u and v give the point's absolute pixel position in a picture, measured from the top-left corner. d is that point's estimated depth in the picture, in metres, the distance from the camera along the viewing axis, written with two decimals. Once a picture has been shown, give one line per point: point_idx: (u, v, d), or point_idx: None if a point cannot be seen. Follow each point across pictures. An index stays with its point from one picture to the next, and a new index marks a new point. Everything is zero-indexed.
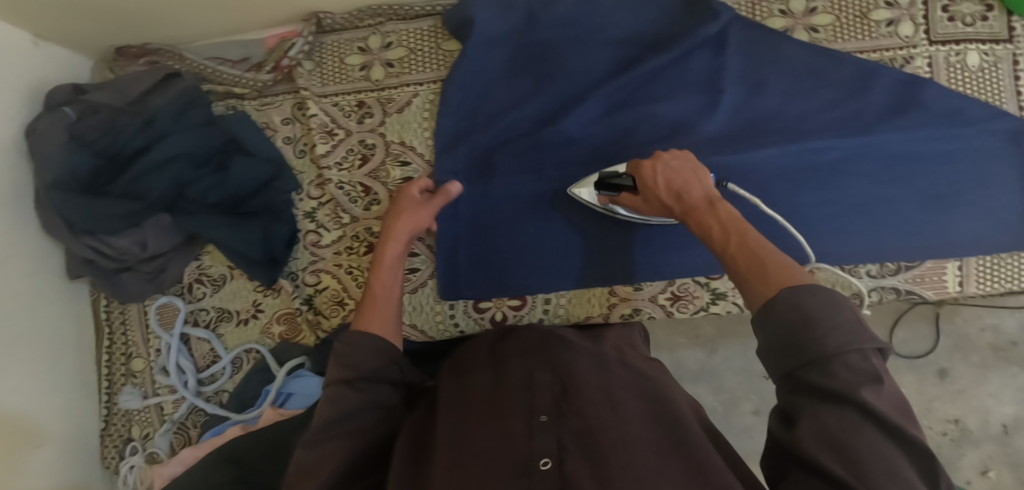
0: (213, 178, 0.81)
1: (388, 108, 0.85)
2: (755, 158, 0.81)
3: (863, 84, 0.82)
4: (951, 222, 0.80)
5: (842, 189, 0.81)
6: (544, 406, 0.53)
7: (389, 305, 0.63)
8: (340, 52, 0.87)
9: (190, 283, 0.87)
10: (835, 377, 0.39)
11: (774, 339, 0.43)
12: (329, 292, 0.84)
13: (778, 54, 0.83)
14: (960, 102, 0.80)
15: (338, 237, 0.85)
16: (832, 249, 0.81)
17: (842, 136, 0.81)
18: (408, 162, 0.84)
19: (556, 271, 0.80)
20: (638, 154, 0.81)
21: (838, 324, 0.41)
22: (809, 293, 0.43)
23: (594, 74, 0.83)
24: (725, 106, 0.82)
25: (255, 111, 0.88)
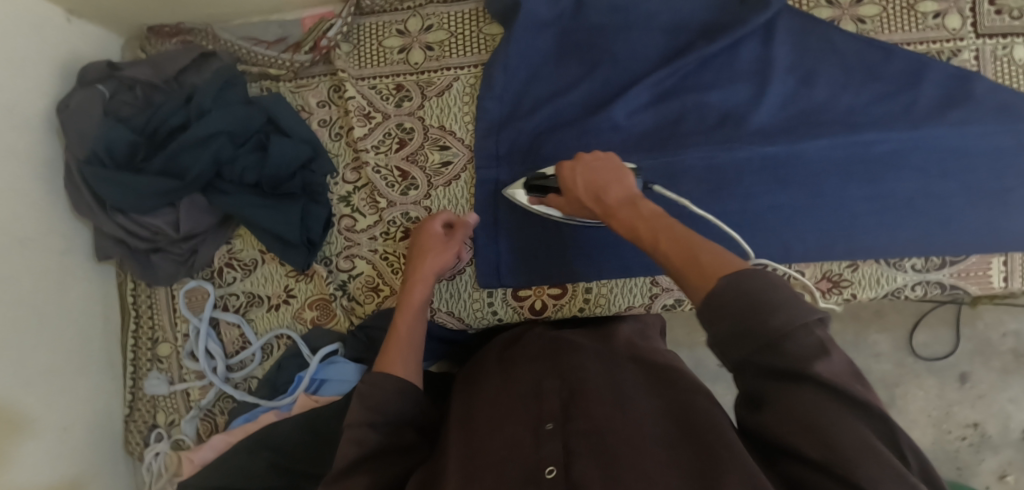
0: (252, 157, 0.79)
1: (428, 92, 0.84)
2: (805, 149, 0.80)
3: (914, 77, 0.81)
4: (999, 218, 0.79)
5: (890, 182, 0.80)
6: (550, 412, 0.53)
7: (411, 345, 0.62)
8: (379, 34, 0.85)
9: (220, 267, 0.85)
10: (786, 357, 0.38)
11: (723, 331, 0.40)
12: (364, 278, 0.82)
13: (825, 45, 0.82)
14: (1009, 95, 0.79)
15: (375, 222, 0.83)
16: (880, 243, 0.80)
17: (894, 129, 0.79)
18: (447, 147, 0.83)
19: (600, 260, 0.79)
20: (683, 145, 0.80)
21: (777, 299, 0.39)
22: (744, 280, 0.40)
23: (640, 62, 0.82)
24: (774, 97, 0.81)
25: (290, 92, 0.87)
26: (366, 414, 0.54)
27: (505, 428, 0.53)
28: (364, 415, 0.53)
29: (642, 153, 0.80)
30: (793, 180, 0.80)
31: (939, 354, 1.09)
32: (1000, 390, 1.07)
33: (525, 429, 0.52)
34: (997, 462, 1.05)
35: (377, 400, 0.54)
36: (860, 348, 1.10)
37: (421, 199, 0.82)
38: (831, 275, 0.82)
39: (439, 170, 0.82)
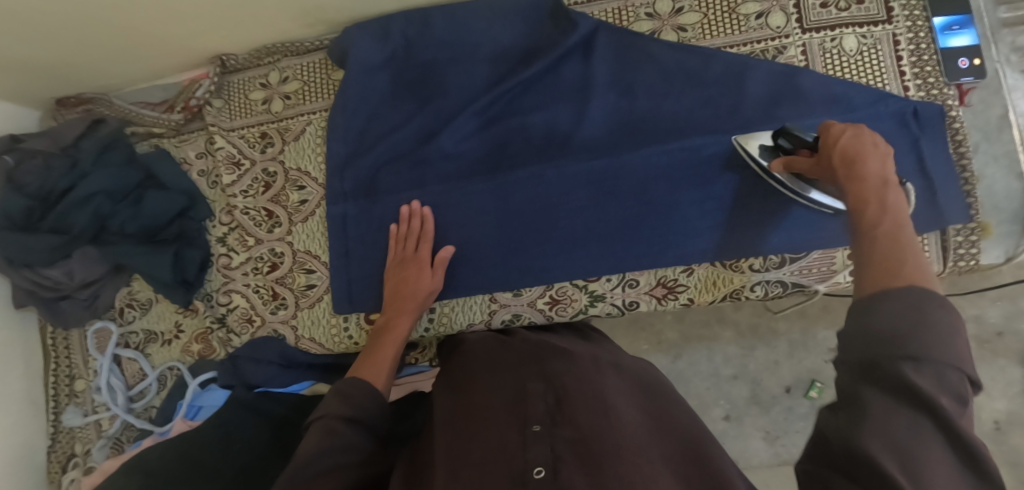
0: (129, 210, 0.89)
1: (286, 137, 0.92)
2: (631, 160, 0.82)
3: (739, 78, 0.82)
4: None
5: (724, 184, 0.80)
6: (538, 415, 0.59)
7: (381, 351, 0.74)
8: (244, 88, 0.94)
9: (121, 307, 0.95)
10: (921, 380, 0.39)
11: (874, 329, 0.43)
12: (240, 310, 0.90)
13: (649, 57, 0.84)
14: (840, 87, 0.80)
15: (246, 259, 0.91)
16: (716, 246, 0.80)
17: (724, 132, 0.81)
18: (304, 187, 0.90)
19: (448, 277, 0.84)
20: (512, 165, 0.84)
21: (939, 334, 0.41)
22: (917, 292, 0.44)
23: (473, 92, 0.87)
24: (596, 112, 0.84)
25: (174, 147, 0.97)
26: (340, 405, 0.64)
27: (492, 428, 0.59)
28: (337, 409, 0.63)
29: (479, 178, 0.84)
30: (621, 190, 0.82)
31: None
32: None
33: (513, 430, 0.58)
34: None
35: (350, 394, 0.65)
36: (808, 346, 1.18)
37: (285, 236, 0.90)
38: (665, 282, 0.81)
39: (298, 209, 0.90)
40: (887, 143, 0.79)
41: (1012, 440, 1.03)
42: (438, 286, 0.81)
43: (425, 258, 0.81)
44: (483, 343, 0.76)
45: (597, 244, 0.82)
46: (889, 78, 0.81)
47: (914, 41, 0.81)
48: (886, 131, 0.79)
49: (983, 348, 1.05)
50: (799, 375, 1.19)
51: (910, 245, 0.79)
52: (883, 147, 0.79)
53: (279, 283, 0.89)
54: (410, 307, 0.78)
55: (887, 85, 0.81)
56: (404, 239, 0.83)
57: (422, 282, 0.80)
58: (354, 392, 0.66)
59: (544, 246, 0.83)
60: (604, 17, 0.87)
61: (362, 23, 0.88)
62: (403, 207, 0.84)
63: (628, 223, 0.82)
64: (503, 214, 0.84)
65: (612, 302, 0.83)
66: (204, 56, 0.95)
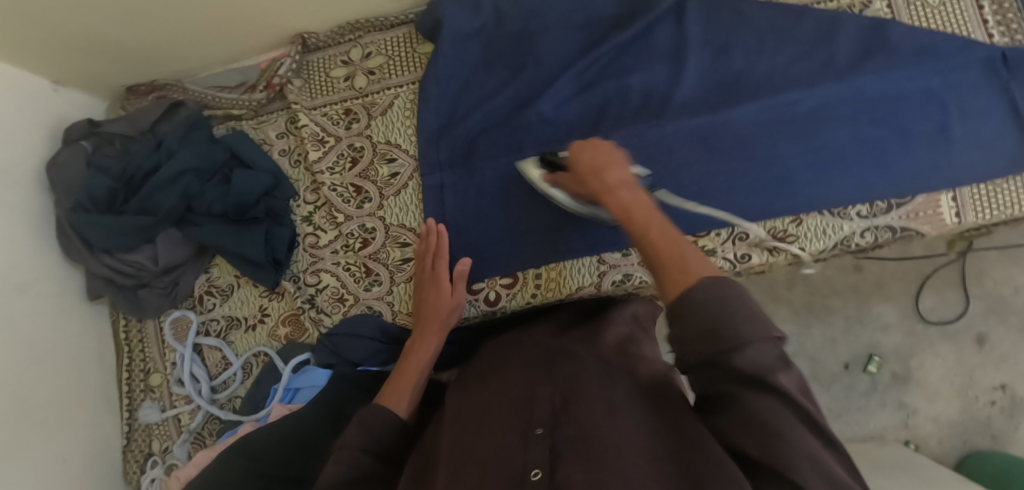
0: (218, 190, 0.86)
1: (373, 112, 0.91)
2: (733, 115, 0.83)
3: (830, 34, 0.84)
4: (937, 155, 0.81)
5: (823, 136, 0.82)
6: (541, 419, 0.51)
7: (410, 376, 0.70)
8: (326, 66, 0.93)
9: (201, 295, 0.91)
10: (741, 364, 0.43)
11: (699, 325, 0.45)
12: (331, 290, 0.87)
13: (740, 17, 0.85)
14: (931, 38, 0.83)
15: (335, 236, 0.89)
16: (820, 197, 0.81)
17: (820, 86, 0.82)
18: (394, 159, 0.89)
19: (552, 241, 0.83)
20: (613, 127, 0.84)
21: (740, 308, 0.44)
22: (705, 280, 0.47)
23: (563, 62, 0.87)
24: (692, 71, 0.85)
25: (252, 129, 0.94)
26: (358, 434, 0.59)
27: (489, 434, 0.51)
28: (358, 441, 0.58)
29: (579, 141, 0.84)
30: (722, 146, 0.83)
31: (951, 316, 1.24)
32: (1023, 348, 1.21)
33: (514, 433, 0.50)
34: None
35: (368, 425, 0.60)
36: (864, 320, 1.26)
37: (376, 211, 0.88)
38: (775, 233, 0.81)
39: (389, 182, 0.88)
40: (976, 90, 0.82)
41: None
42: (459, 302, 0.79)
43: (444, 275, 0.80)
44: (499, 349, 0.72)
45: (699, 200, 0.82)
46: (973, 27, 0.83)
47: None
48: (974, 79, 0.82)
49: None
50: (857, 352, 1.26)
51: (1014, 184, 0.80)
52: (973, 94, 0.82)
53: (372, 259, 0.87)
54: (433, 328, 0.76)
55: (971, 33, 0.83)
56: (423, 258, 0.83)
57: (441, 300, 0.78)
58: (371, 418, 0.61)
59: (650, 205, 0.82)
60: None
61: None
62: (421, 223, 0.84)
63: (731, 180, 0.83)
64: None
65: (724, 256, 0.83)
66: (284, 35, 0.94)
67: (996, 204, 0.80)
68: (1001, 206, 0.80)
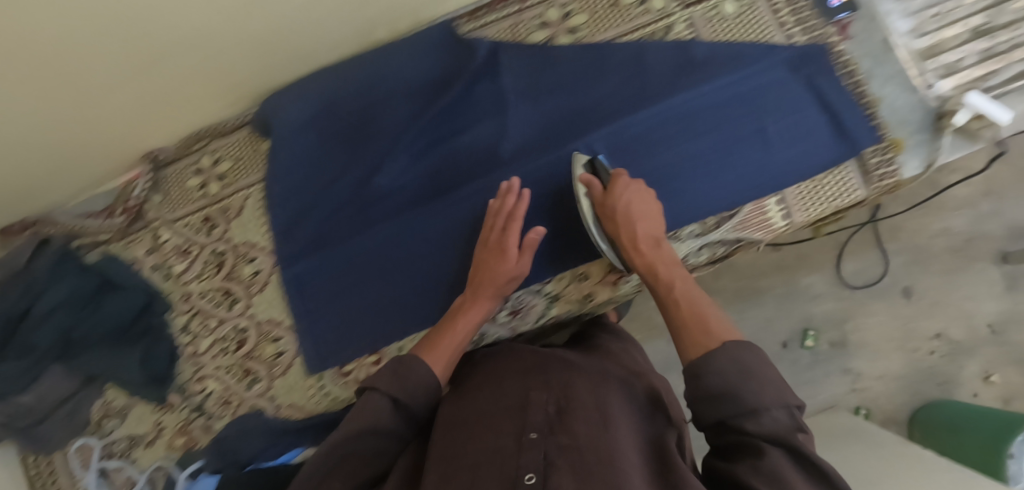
0: (91, 317, 0.90)
1: (228, 216, 0.94)
2: (563, 155, 0.84)
3: (639, 61, 0.86)
4: (763, 158, 0.83)
5: (651, 159, 0.84)
6: (537, 424, 0.57)
7: (451, 344, 0.74)
8: (180, 178, 0.97)
9: (99, 419, 0.94)
10: (738, 416, 0.52)
11: (721, 382, 0.53)
12: (217, 394, 0.90)
13: (551, 61, 0.88)
14: (735, 48, 0.85)
15: (212, 341, 0.92)
16: (663, 217, 0.83)
17: (638, 113, 0.84)
18: (254, 258, 0.92)
19: (413, 309, 0.86)
20: (453, 190, 0.86)
21: (757, 379, 0.52)
22: (729, 345, 0.56)
23: (399, 132, 0.88)
24: (516, 122, 0.87)
25: (122, 250, 0.97)
26: (392, 384, 0.64)
27: (490, 435, 0.57)
28: (388, 389, 0.64)
29: (428, 208, 0.87)
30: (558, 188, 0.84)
31: (874, 278, 1.25)
32: (951, 292, 1.23)
33: (508, 437, 0.56)
34: (977, 365, 1.21)
35: (408, 383, 0.64)
36: (795, 295, 1.27)
37: (246, 310, 0.91)
38: (614, 265, 0.83)
39: (252, 280, 0.92)
40: (786, 90, 0.84)
41: (1009, 336, 1.21)
42: (522, 272, 0.78)
43: (512, 240, 0.77)
44: (509, 352, 0.75)
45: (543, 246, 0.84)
46: (773, 31, 0.86)
47: None
48: (782, 79, 0.85)
49: (961, 256, 1.23)
50: (794, 327, 1.26)
51: (832, 177, 0.83)
52: (785, 92, 0.84)
53: (249, 358, 0.90)
54: (485, 294, 0.77)
55: (773, 36, 0.86)
56: (496, 215, 0.79)
57: (503, 267, 0.77)
58: (410, 370, 0.66)
59: None
60: (500, 35, 0.89)
61: (277, 93, 0.91)
62: (504, 182, 0.79)
63: (573, 221, 0.84)
64: (452, 238, 0.85)
65: (569, 299, 0.84)
66: (135, 156, 0.97)
67: (819, 200, 0.82)
68: (824, 201, 0.82)
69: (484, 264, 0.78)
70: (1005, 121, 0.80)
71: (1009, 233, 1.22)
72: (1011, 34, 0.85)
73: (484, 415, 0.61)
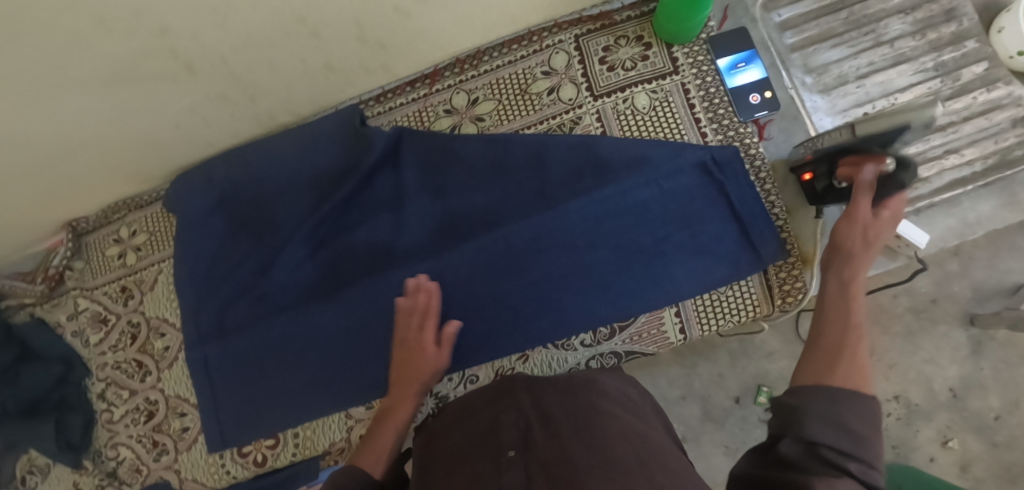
0: (1, 391, 0.91)
1: (143, 288, 0.95)
2: (450, 258, 0.83)
3: (540, 158, 0.82)
4: (658, 271, 0.80)
5: (545, 266, 0.81)
6: (511, 441, 0.55)
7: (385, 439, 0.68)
8: (100, 246, 0.99)
9: (23, 475, 0.98)
10: (835, 444, 0.49)
11: (830, 418, 0.51)
12: (128, 462, 0.94)
13: (451, 153, 0.85)
14: (643, 149, 0.80)
15: (125, 411, 0.95)
16: (550, 327, 0.81)
17: (532, 219, 0.82)
18: (165, 333, 0.94)
19: (304, 399, 0.87)
20: (348, 284, 0.87)
21: (864, 425, 0.51)
22: (869, 401, 0.52)
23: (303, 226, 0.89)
24: (414, 217, 0.86)
25: (48, 313, 1.00)
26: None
27: (475, 461, 0.54)
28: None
29: (319, 300, 0.87)
30: (448, 290, 0.83)
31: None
32: (911, 355, 1.04)
33: (488, 458, 0.53)
34: (934, 430, 1.02)
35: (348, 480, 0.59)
36: (749, 351, 1.13)
37: (156, 384, 0.93)
38: (502, 372, 0.82)
39: (162, 355, 0.93)
40: (693, 197, 0.80)
41: (972, 404, 1.02)
42: (444, 364, 0.76)
43: (429, 337, 0.76)
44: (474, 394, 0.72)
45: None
46: (687, 128, 0.83)
47: (703, 87, 0.83)
48: (691, 186, 0.80)
49: (922, 318, 1.05)
50: (745, 383, 1.14)
51: (734, 291, 0.80)
52: (691, 200, 0.80)
53: (157, 430, 0.93)
54: (410, 393, 0.74)
55: (686, 135, 0.83)
56: (409, 315, 0.77)
57: (427, 362, 0.75)
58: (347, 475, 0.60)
59: (390, 356, 0.85)
60: (408, 121, 0.88)
61: (188, 172, 0.93)
62: (409, 280, 0.79)
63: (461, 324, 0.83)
64: (343, 333, 0.86)
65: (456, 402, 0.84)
66: (53, 226, 0.99)
67: (720, 313, 0.80)
68: (724, 315, 0.80)
69: (414, 354, 0.76)
70: (921, 243, 0.76)
71: (976, 294, 1.03)
72: (944, 139, 0.81)
73: (482, 437, 0.58)
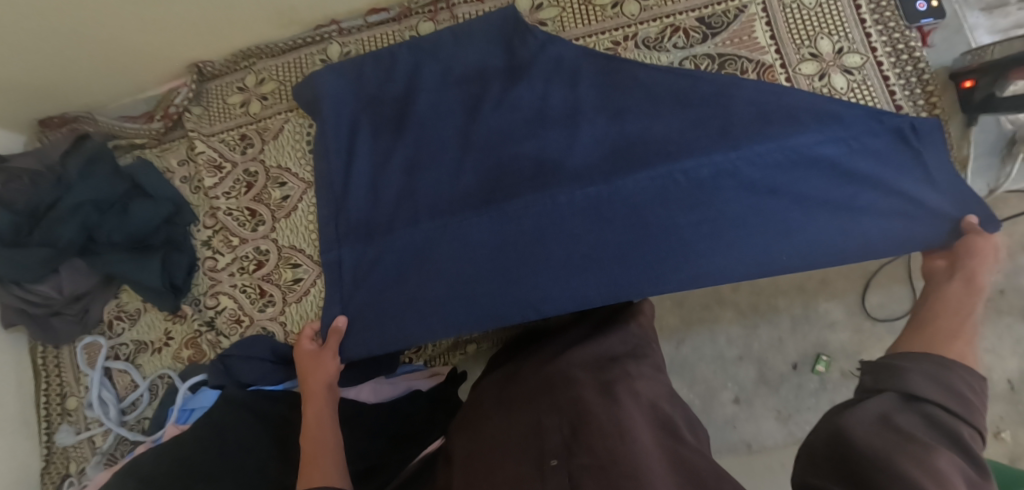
0: (115, 220, 0.88)
1: (265, 137, 0.93)
2: (620, 185, 0.80)
3: (723, 99, 0.80)
4: (844, 225, 0.77)
5: (719, 207, 0.78)
6: (554, 448, 0.58)
7: (322, 437, 0.70)
8: (223, 94, 0.97)
9: (111, 320, 0.95)
10: (941, 402, 0.51)
11: (935, 385, 0.52)
12: (229, 311, 0.90)
13: (636, 81, 0.83)
14: (835, 106, 0.78)
15: (232, 259, 0.91)
16: (721, 264, 0.77)
17: (717, 153, 0.77)
18: (285, 183, 0.91)
19: (436, 272, 0.82)
20: (500, 161, 0.85)
21: (964, 393, 0.52)
22: (974, 379, 0.53)
23: (437, 100, 0.89)
24: (586, 135, 0.83)
25: (156, 156, 0.99)
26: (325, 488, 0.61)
27: (513, 465, 0.58)
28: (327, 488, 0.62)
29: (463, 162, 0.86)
30: (617, 218, 0.80)
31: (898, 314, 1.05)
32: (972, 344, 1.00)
33: (531, 463, 0.57)
34: None
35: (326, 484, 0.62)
36: (811, 320, 1.08)
37: (269, 233, 0.90)
38: None
39: (280, 204, 0.91)
40: (886, 160, 0.76)
41: None
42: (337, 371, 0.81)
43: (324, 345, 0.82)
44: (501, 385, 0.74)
45: (588, 267, 0.80)
46: (851, 27, 0.83)
47: None
48: (883, 149, 0.76)
49: (987, 307, 1.00)
50: (804, 351, 1.08)
51: None
52: (888, 163, 0.76)
53: (266, 280, 0.89)
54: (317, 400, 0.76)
55: (848, 33, 0.83)
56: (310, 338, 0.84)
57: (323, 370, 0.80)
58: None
59: (540, 278, 0.80)
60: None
61: (345, 60, 0.92)
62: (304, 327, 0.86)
63: (621, 248, 0.80)
64: (494, 221, 0.82)
65: None
66: (181, 66, 0.97)
67: None
68: None
69: (313, 364, 0.81)
70: None
71: None
72: None
73: (524, 436, 0.61)
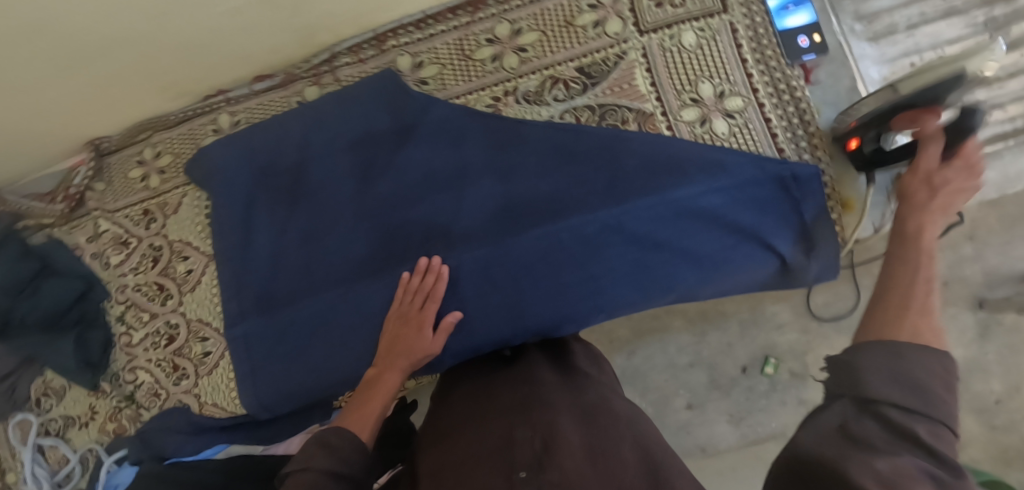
0: (29, 301, 0.91)
1: (166, 211, 0.94)
2: (510, 246, 0.78)
3: (610, 151, 0.79)
4: (719, 276, 0.78)
5: (603, 263, 0.77)
6: (523, 458, 0.48)
7: (375, 401, 0.67)
8: (124, 169, 0.97)
9: (38, 397, 0.98)
10: (900, 398, 0.42)
11: (887, 371, 0.45)
12: (146, 386, 0.92)
13: (520, 138, 0.82)
14: (719, 154, 0.78)
15: (145, 334, 0.93)
16: (609, 311, 0.78)
17: (600, 210, 0.76)
18: (188, 256, 0.92)
19: (336, 340, 0.83)
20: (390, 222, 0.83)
21: (926, 381, 0.44)
22: (940, 362, 0.46)
23: (325, 160, 0.87)
24: (478, 201, 0.81)
25: (66, 234, 0.98)
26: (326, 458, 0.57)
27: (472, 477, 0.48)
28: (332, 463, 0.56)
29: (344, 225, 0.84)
30: (510, 276, 0.78)
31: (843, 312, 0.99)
32: None
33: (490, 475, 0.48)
34: None
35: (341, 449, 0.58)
36: (758, 323, 1.01)
37: (177, 307, 0.92)
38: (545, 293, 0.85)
39: (185, 278, 0.92)
40: (769, 211, 0.77)
41: None
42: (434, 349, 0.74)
43: (429, 319, 0.75)
44: (467, 394, 0.67)
45: (477, 327, 0.79)
46: (733, 68, 0.82)
47: (752, 27, 0.82)
48: (766, 199, 0.77)
49: None
50: (751, 353, 1.02)
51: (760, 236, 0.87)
52: (768, 211, 0.77)
53: (178, 355, 0.91)
54: (399, 364, 0.72)
55: (731, 74, 0.82)
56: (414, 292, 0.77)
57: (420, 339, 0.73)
58: (338, 440, 0.59)
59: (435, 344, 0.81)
60: (446, 47, 0.90)
61: (235, 131, 0.92)
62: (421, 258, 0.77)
63: (514, 310, 0.78)
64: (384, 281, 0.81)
65: None
66: (79, 143, 0.98)
67: None
68: None
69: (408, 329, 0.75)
70: None
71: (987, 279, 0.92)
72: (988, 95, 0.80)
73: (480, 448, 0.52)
